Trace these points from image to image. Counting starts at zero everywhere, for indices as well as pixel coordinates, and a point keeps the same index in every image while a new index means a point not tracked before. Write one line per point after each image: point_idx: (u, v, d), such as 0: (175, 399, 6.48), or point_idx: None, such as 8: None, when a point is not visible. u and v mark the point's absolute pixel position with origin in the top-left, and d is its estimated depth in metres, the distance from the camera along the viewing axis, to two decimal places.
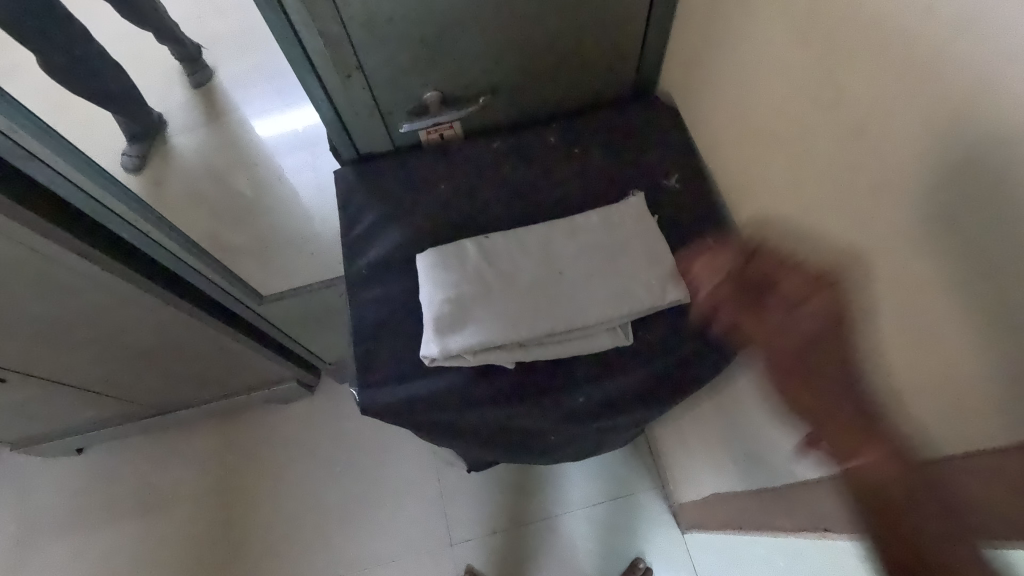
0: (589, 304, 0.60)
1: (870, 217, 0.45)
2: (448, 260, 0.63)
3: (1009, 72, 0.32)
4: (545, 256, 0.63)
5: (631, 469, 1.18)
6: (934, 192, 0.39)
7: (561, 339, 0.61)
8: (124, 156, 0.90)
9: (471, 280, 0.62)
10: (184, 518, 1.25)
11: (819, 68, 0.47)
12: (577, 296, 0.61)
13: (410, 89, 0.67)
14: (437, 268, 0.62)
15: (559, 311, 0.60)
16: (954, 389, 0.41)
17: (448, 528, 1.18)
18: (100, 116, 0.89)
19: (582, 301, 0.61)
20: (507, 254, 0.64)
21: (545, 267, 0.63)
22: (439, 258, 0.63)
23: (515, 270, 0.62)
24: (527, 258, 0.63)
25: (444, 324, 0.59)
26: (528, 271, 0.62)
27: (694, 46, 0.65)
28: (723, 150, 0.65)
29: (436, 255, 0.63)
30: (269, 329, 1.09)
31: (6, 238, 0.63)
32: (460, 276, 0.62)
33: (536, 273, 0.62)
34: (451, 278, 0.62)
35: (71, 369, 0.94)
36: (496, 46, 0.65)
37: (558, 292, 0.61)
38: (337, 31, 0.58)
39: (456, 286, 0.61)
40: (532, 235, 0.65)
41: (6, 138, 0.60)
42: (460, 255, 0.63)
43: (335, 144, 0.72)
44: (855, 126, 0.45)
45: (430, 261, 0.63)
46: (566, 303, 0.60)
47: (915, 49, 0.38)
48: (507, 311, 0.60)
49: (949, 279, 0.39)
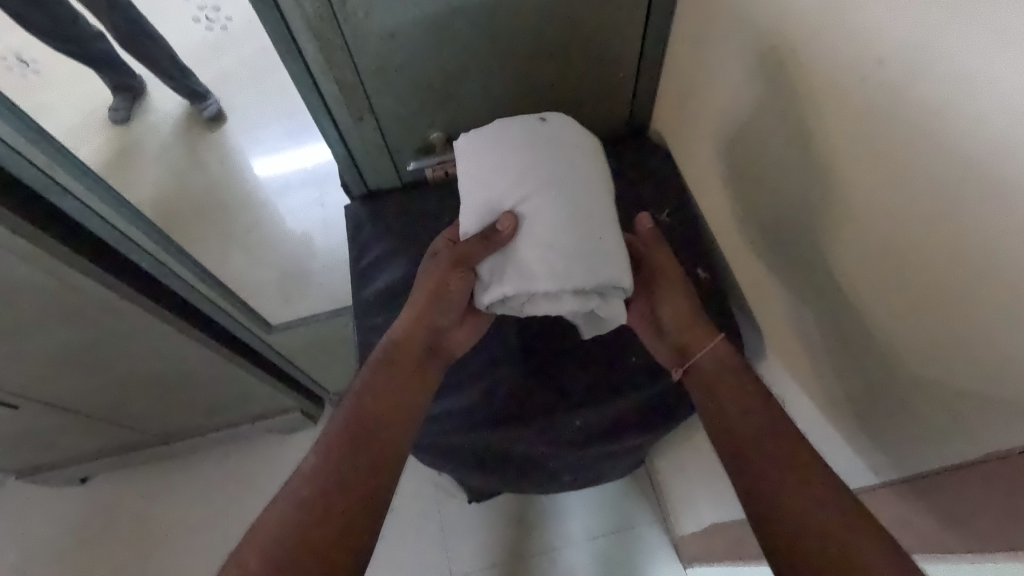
0: (597, 266, 0.51)
1: (845, 249, 0.47)
2: (482, 156, 0.58)
3: (942, 116, 0.34)
4: (567, 196, 0.54)
5: (631, 502, 1.24)
6: (898, 228, 0.41)
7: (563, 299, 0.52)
8: (112, 111, 1.04)
9: (491, 206, 0.55)
10: (192, 544, 1.29)
11: (788, 109, 0.49)
12: (581, 260, 0.51)
13: (417, 130, 0.71)
14: (468, 163, 0.58)
15: (559, 268, 0.50)
16: (947, 412, 0.42)
17: (449, 560, 1.23)
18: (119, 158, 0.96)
19: (588, 265, 0.51)
20: (533, 183, 0.54)
21: (562, 210, 0.53)
22: (474, 152, 0.58)
23: (531, 214, 0.53)
24: (550, 195, 0.54)
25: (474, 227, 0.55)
26: (566, 206, 0.53)
27: (680, 89, 0.69)
28: (710, 185, 0.68)
29: (473, 146, 0.59)
30: (273, 355, 1.15)
31: (41, 270, 0.69)
32: (482, 193, 0.56)
33: (574, 210, 0.53)
34: (480, 181, 0.57)
35: (87, 392, 1.01)
36: (496, 90, 0.69)
37: (564, 247, 0.51)
38: (351, 77, 0.63)
39: (478, 204, 0.56)
40: (570, 165, 0.56)
41: (43, 175, 0.66)
42: (491, 162, 0.57)
43: (346, 180, 0.76)
44: (823, 165, 0.47)
45: (467, 150, 0.59)
46: (568, 263, 0.51)
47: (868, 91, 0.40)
48: (512, 258, 0.53)
49: (922, 311, 0.41)
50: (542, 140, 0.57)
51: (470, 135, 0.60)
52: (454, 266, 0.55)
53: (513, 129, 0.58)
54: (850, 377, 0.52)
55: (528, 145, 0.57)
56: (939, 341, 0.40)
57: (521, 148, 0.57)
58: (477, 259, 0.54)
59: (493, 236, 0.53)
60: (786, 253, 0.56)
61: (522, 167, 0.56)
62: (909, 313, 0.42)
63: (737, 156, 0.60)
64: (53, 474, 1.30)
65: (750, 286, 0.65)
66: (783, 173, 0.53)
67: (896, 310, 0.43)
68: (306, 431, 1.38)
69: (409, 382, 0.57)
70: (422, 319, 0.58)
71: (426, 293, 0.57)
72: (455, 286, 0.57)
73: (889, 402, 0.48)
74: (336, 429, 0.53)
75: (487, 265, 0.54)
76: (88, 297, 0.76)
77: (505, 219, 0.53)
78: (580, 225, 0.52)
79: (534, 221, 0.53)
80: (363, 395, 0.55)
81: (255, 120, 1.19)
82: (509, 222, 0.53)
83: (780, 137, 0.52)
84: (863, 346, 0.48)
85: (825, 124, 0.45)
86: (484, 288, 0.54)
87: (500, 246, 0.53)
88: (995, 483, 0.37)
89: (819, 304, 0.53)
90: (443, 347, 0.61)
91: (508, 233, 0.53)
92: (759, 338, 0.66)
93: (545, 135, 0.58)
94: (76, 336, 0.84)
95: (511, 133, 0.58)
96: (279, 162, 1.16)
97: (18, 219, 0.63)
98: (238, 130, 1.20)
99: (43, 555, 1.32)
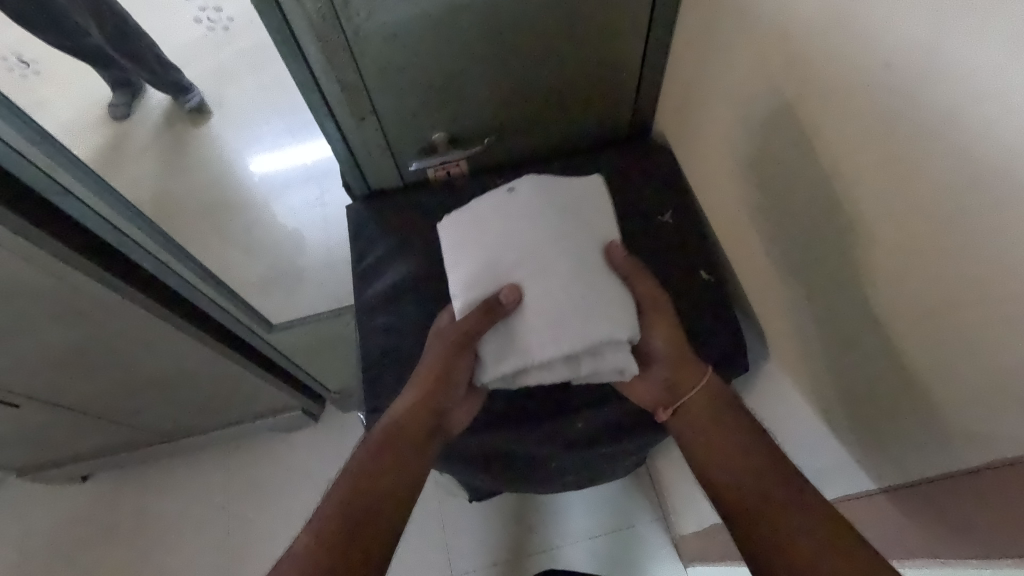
0: (588, 324, 0.53)
1: (850, 253, 0.47)
2: (466, 235, 0.60)
3: (948, 121, 0.34)
4: (552, 258, 0.56)
5: (632, 501, 1.24)
6: (904, 233, 0.40)
7: (560, 365, 0.54)
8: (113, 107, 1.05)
9: (482, 278, 0.57)
10: (193, 542, 1.30)
11: (794, 112, 0.49)
12: (572, 321, 0.53)
13: (420, 130, 0.71)
14: (454, 245, 0.61)
15: (554, 335, 0.53)
16: (950, 418, 0.41)
17: (450, 559, 1.23)
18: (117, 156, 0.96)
19: (579, 326, 0.53)
20: (528, 252, 0.57)
21: (551, 275, 0.55)
22: (459, 234, 0.61)
23: (527, 282, 0.56)
24: (541, 261, 0.56)
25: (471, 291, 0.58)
26: (559, 269, 0.55)
27: (683, 89, 0.68)
28: (714, 187, 0.68)
29: (456, 229, 0.62)
30: (275, 355, 1.14)
31: (41, 269, 0.69)
32: (471, 269, 0.58)
33: (566, 274, 0.55)
34: (466, 261, 0.59)
35: (86, 391, 1.01)
36: (499, 91, 0.69)
37: (557, 313, 0.53)
38: (353, 77, 0.62)
39: (467, 280, 0.58)
40: (551, 225, 0.57)
41: (44, 175, 0.65)
42: (483, 236, 0.60)
43: (348, 180, 0.76)
44: (829, 168, 0.47)
45: (452, 235, 0.62)
46: (561, 328, 0.53)
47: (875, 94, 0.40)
48: (514, 329, 0.55)
49: (928, 316, 0.41)
50: (520, 207, 0.59)
51: (452, 218, 0.63)
52: (459, 349, 0.56)
53: (490, 204, 0.61)
54: (853, 382, 0.51)
55: (505, 217, 0.59)
56: (943, 348, 0.40)
57: (500, 220, 0.59)
58: (480, 335, 0.56)
59: (493, 304, 0.55)
60: (788, 256, 0.56)
61: (506, 238, 0.58)
62: (914, 317, 0.42)
63: (741, 158, 0.60)
64: (55, 471, 1.30)
65: (753, 289, 0.65)
66: (788, 176, 0.52)
67: (900, 313, 0.43)
68: (307, 429, 1.38)
69: (407, 467, 0.57)
70: (425, 402, 0.58)
71: (430, 376, 0.57)
72: (461, 367, 0.57)
73: (893, 407, 0.47)
74: (326, 510, 0.53)
75: (491, 341, 0.56)
76: (87, 296, 0.76)
77: (507, 290, 0.56)
78: (568, 285, 0.54)
79: (530, 290, 0.55)
80: (359, 476, 0.55)
81: (256, 118, 1.21)
82: (512, 292, 0.55)
83: (785, 140, 0.51)
84: (868, 351, 0.48)
85: (830, 127, 0.45)
86: (485, 360, 0.56)
87: (503, 317, 0.56)
88: (1015, 486, 0.36)
89: (822, 308, 0.52)
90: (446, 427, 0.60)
91: (511, 304, 0.55)
92: (762, 341, 0.66)
93: (520, 202, 0.59)
94: (76, 336, 0.84)
95: (488, 210, 0.61)
96: (280, 159, 1.18)
97: (20, 221, 0.63)
98: (237, 128, 1.21)
99: (44, 553, 1.32)
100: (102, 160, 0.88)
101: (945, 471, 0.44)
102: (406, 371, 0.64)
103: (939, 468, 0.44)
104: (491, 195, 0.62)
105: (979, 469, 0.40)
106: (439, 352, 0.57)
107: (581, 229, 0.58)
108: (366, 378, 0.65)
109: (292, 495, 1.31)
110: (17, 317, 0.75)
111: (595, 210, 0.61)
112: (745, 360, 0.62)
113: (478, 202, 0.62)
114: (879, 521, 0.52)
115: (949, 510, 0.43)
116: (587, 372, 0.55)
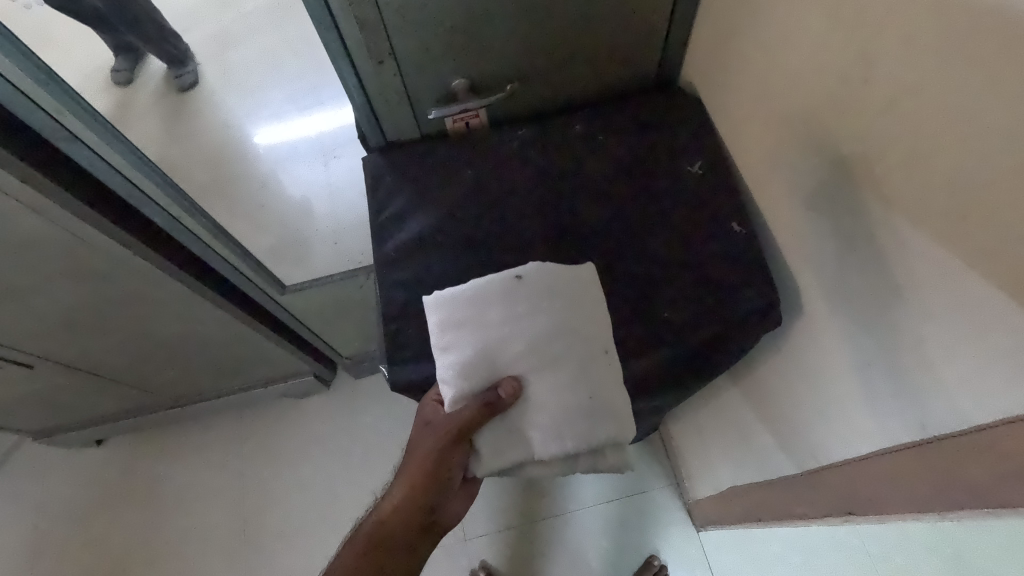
0: (591, 428, 0.58)
1: (898, 194, 0.45)
2: (460, 320, 0.59)
3: None
4: (558, 356, 0.59)
5: (645, 467, 1.24)
6: (962, 165, 0.38)
7: (557, 461, 0.60)
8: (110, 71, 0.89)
9: (480, 367, 0.58)
10: (206, 506, 1.31)
11: (851, 45, 0.46)
12: (577, 423, 0.58)
13: (440, 77, 0.69)
14: (446, 326, 0.59)
15: (559, 436, 0.58)
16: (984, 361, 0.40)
17: (463, 523, 1.24)
18: (133, 115, 0.93)
19: (583, 428, 0.58)
20: (534, 349, 0.59)
21: (555, 376, 0.59)
22: (450, 315, 0.59)
23: (535, 378, 0.59)
24: (545, 359, 0.59)
25: (473, 380, 0.58)
26: (566, 370, 0.59)
27: (718, 33, 0.66)
28: (745, 136, 0.66)
29: (447, 310, 0.59)
30: (289, 318, 1.12)
31: (49, 220, 0.67)
32: (467, 356, 0.58)
33: (571, 375, 0.59)
34: (459, 346, 0.58)
35: (97, 353, 1.00)
36: (524, 35, 0.66)
37: (563, 415, 0.58)
38: (374, 16, 0.60)
39: (462, 367, 0.58)
40: (553, 321, 0.59)
41: (52, 120, 0.63)
42: (485, 322, 0.59)
43: (363, 130, 0.74)
44: (886, 101, 0.44)
45: (440, 315, 0.60)
46: (566, 429, 0.58)
47: (952, 14, 0.37)
48: (513, 424, 0.59)
49: (970, 257, 0.39)
50: (521, 300, 0.60)
51: (440, 296, 0.60)
52: (453, 441, 0.57)
53: (487, 289, 0.60)
54: (887, 329, 0.50)
55: (505, 308, 0.59)
56: (988, 289, 0.38)
57: (498, 312, 0.59)
58: (477, 427, 0.57)
59: (499, 403, 0.57)
60: (826, 203, 0.54)
61: (507, 329, 0.59)
62: (962, 252, 0.39)
63: (781, 101, 0.57)
64: (69, 435, 1.30)
65: (783, 242, 0.63)
66: (834, 115, 0.50)
67: (948, 247, 0.41)
68: (319, 396, 1.38)
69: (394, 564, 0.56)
70: (416, 496, 0.58)
71: (422, 470, 0.58)
72: (454, 460, 0.58)
73: (924, 355, 0.46)
74: None
75: (487, 436, 0.59)
76: (98, 253, 0.75)
77: (506, 385, 0.57)
78: (573, 387, 0.58)
79: (534, 387, 0.59)
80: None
81: (256, 84, 1.15)
82: (512, 387, 0.57)
83: (836, 77, 0.49)
84: (907, 297, 0.46)
85: (892, 54, 0.43)
86: (481, 454, 0.59)
87: (501, 411, 0.58)
88: None
89: (863, 256, 0.50)
90: (439, 519, 0.60)
91: (511, 398, 0.57)
92: (791, 296, 0.64)
93: (525, 289, 0.60)
94: (87, 294, 0.83)
95: (486, 295, 0.60)
96: (286, 131, 1.14)
97: (20, 166, 0.61)
98: (237, 97, 1.14)
99: (61, 515, 1.33)
100: (116, 112, 0.86)
101: (973, 424, 0.42)
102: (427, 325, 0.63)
103: (971, 420, 0.42)
104: (488, 280, 0.60)
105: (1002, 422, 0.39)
106: (430, 449, 0.57)
107: (581, 325, 0.60)
108: (386, 331, 0.63)
109: (304, 461, 1.32)
110: (26, 273, 0.74)
111: (589, 302, 0.61)
112: (776, 316, 0.60)
113: (470, 283, 0.61)
114: (881, 476, 0.52)
115: (968, 465, 0.42)
116: (582, 466, 0.61)
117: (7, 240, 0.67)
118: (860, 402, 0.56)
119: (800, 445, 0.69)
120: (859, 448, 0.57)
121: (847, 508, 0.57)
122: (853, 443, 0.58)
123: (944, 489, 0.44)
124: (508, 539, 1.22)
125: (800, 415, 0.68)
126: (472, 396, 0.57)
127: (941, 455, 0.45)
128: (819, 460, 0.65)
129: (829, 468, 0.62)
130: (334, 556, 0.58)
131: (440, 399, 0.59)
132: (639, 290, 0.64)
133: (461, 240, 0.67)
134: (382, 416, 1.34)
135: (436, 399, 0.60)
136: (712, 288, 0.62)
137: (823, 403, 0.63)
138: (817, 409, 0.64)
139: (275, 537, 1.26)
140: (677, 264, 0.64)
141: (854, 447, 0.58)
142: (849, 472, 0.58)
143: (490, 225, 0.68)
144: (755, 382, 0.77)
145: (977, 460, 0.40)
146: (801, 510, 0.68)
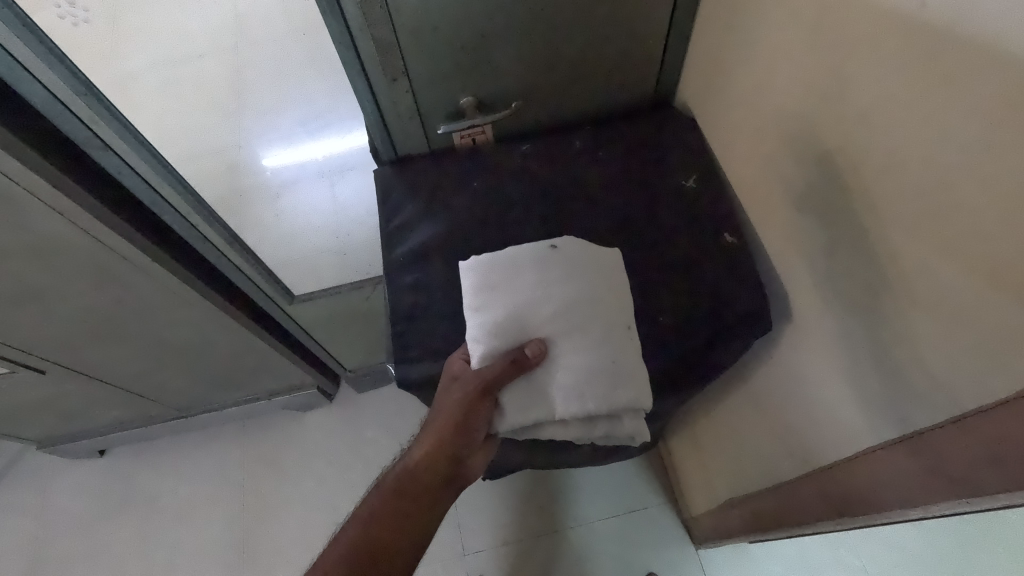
0: (613, 392, 0.57)
1: (874, 199, 0.48)
2: (491, 283, 0.61)
3: (1001, 47, 0.35)
4: (585, 320, 0.59)
5: (644, 484, 1.25)
6: (932, 172, 0.42)
7: (578, 424, 0.59)
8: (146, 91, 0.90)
9: (506, 328, 0.59)
10: (203, 518, 1.31)
11: (827, 64, 0.51)
12: (600, 384, 0.57)
13: (450, 95, 0.74)
14: (477, 290, 0.62)
15: (580, 396, 0.57)
16: (960, 353, 0.43)
17: (461, 538, 1.24)
18: (180, 157, 0.90)
19: (606, 390, 0.57)
20: (561, 312, 0.59)
21: (580, 338, 0.59)
22: (483, 278, 0.62)
23: (559, 340, 0.59)
24: (570, 324, 0.59)
25: (496, 341, 0.59)
26: (592, 331, 0.59)
27: (709, 56, 0.71)
28: (735, 151, 0.70)
29: (481, 274, 0.62)
30: (295, 330, 1.13)
31: (73, 224, 0.70)
32: (496, 316, 0.60)
33: (596, 337, 0.59)
34: (489, 308, 0.60)
35: (104, 363, 1.02)
36: (529, 56, 0.71)
37: (587, 375, 0.57)
38: (389, 37, 0.65)
39: (492, 326, 0.59)
40: (581, 288, 0.61)
41: (86, 130, 0.67)
42: (514, 288, 0.61)
43: (376, 145, 0.78)
44: (859, 115, 0.48)
45: (474, 278, 0.62)
46: (588, 389, 0.57)
47: (916, 36, 0.41)
48: (536, 385, 0.58)
49: (940, 259, 0.43)
50: (552, 266, 0.62)
51: (475, 263, 0.63)
52: (480, 396, 0.57)
53: (522, 256, 0.62)
54: (869, 329, 0.53)
55: (536, 274, 0.61)
56: (958, 288, 0.41)
57: (530, 276, 0.61)
58: (504, 384, 0.58)
59: (524, 360, 0.58)
60: (815, 211, 0.57)
61: (536, 292, 0.60)
62: (936, 244, 0.43)
63: (768, 119, 0.62)
64: (71, 446, 1.32)
65: (773, 249, 0.67)
66: (817, 128, 0.54)
67: (921, 239, 0.44)
68: (321, 409, 1.40)
69: (419, 517, 0.57)
70: (442, 449, 0.58)
71: (450, 423, 0.58)
72: (479, 419, 0.58)
73: (905, 352, 0.49)
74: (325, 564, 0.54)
75: (512, 393, 0.58)
76: (119, 258, 0.78)
77: (533, 344, 0.58)
78: (597, 350, 0.58)
79: (556, 349, 0.59)
80: (369, 521, 0.56)
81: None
82: (538, 347, 0.58)
83: (816, 91, 0.53)
84: (888, 294, 0.49)
85: (862, 69, 0.47)
86: (504, 411, 0.58)
87: (527, 370, 0.58)
88: (1006, 422, 0.38)
89: (847, 259, 0.54)
90: (463, 472, 0.60)
91: (537, 357, 0.58)
92: (783, 303, 0.67)
93: (556, 256, 0.62)
94: (102, 300, 0.86)
95: (519, 261, 0.62)
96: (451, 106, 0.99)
97: (57, 173, 0.65)
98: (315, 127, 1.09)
99: (56, 526, 1.34)
100: (156, 124, 0.87)
101: (956, 414, 0.44)
102: (435, 325, 0.66)
103: (948, 412, 0.45)
104: (524, 248, 0.63)
105: (971, 413, 0.42)
106: (458, 402, 0.57)
107: (606, 295, 0.61)
108: (394, 332, 0.66)
109: (305, 474, 1.33)
110: (48, 276, 0.77)
111: (610, 279, 0.63)
112: (768, 319, 0.64)
113: (505, 250, 0.64)
114: (865, 474, 0.55)
115: (947, 455, 0.43)
116: (601, 432, 0.59)
117: (34, 241, 0.71)
118: (849, 401, 0.59)
119: (794, 451, 0.71)
120: (849, 447, 0.59)
121: (838, 510, 0.59)
122: (842, 442, 0.61)
123: (925, 479, 0.46)
124: (508, 555, 1.21)
125: (791, 420, 0.70)
126: (499, 355, 0.59)
127: (922, 449, 0.46)
128: (811, 463, 0.67)
129: (819, 469, 0.64)
130: (361, 499, 0.59)
131: (467, 359, 0.61)
132: (642, 292, 0.67)
133: (467, 246, 0.71)
134: (383, 430, 1.36)
135: (464, 357, 0.61)
136: (706, 293, 0.66)
137: (813, 405, 0.65)
138: (807, 413, 0.67)
139: (273, 548, 1.26)
140: (675, 269, 0.67)
141: (843, 446, 0.61)
142: (836, 472, 0.60)
143: (496, 232, 0.72)
144: (750, 390, 0.80)
145: (950, 448, 0.43)
146: (794, 517, 0.70)
